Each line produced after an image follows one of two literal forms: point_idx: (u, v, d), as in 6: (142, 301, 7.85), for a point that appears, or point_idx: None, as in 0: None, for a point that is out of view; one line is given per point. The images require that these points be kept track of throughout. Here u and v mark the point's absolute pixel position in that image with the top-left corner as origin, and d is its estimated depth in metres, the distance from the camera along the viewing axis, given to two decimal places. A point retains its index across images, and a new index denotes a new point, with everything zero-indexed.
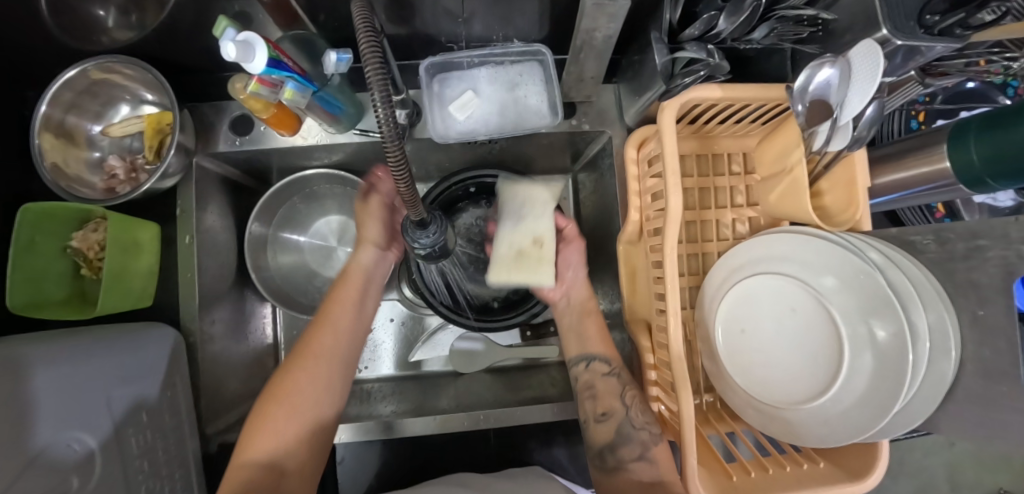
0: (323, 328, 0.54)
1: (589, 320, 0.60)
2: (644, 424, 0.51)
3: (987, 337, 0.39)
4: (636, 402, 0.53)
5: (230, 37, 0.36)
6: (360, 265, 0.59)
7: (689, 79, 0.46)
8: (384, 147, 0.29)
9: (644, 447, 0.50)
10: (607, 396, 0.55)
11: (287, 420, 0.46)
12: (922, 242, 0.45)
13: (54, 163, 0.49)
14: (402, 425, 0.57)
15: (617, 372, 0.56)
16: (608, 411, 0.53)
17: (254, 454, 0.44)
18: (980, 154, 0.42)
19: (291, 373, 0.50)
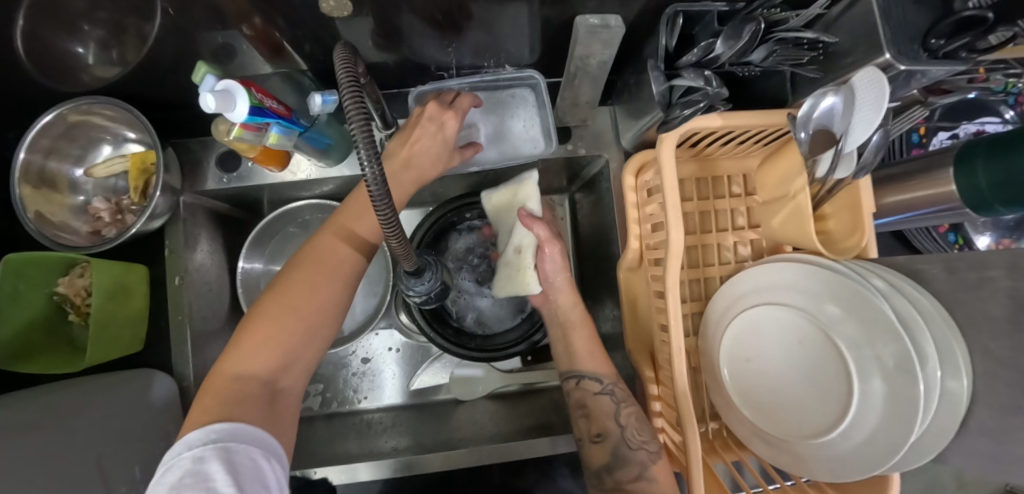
0: (324, 257, 0.44)
1: (577, 333, 0.57)
2: (641, 444, 0.49)
3: (999, 370, 0.38)
4: (632, 421, 0.51)
5: (208, 89, 0.35)
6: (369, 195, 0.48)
7: (689, 110, 0.45)
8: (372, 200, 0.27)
9: (644, 466, 0.48)
10: (602, 417, 0.53)
11: (280, 326, 0.39)
12: (929, 271, 0.44)
13: (38, 212, 0.47)
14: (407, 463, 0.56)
15: (611, 389, 0.55)
16: (603, 432, 0.52)
17: (241, 367, 0.37)
18: (988, 180, 0.40)
19: (296, 275, 0.42)
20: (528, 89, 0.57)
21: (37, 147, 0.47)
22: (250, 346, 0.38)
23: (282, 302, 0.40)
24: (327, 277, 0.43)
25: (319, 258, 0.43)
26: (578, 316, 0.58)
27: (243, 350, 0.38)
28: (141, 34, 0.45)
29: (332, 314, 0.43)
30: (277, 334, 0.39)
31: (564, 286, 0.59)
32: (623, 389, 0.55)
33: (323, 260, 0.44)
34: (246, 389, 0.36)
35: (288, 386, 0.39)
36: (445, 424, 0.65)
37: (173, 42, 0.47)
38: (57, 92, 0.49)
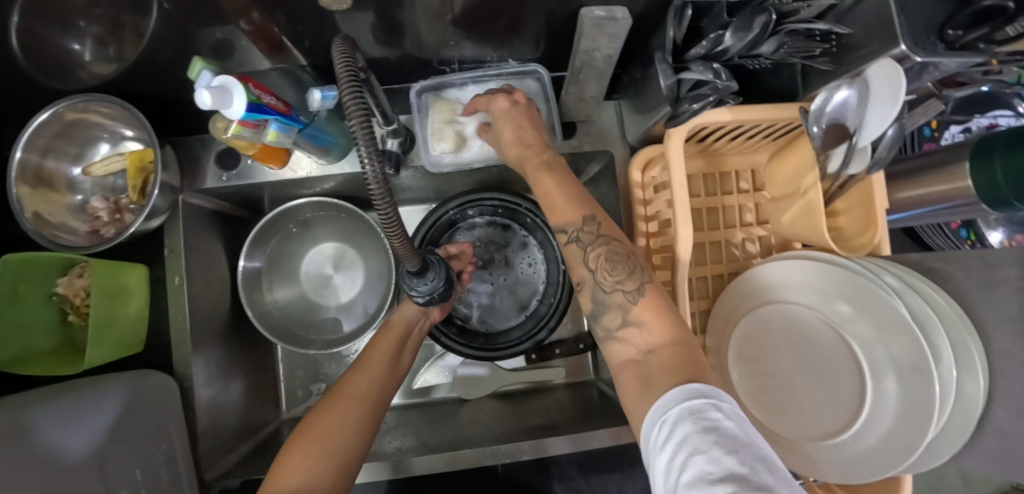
0: (368, 362, 0.52)
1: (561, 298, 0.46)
2: (615, 284, 0.39)
3: (1016, 370, 0.37)
4: (603, 261, 0.40)
5: (204, 85, 0.34)
6: (403, 316, 0.56)
7: (697, 104, 0.43)
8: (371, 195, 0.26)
9: (624, 309, 0.38)
10: (575, 265, 0.43)
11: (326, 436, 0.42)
12: (947, 269, 0.43)
13: (36, 211, 0.47)
14: (407, 463, 0.54)
15: (577, 236, 0.42)
16: (581, 280, 0.42)
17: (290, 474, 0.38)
18: (1005, 175, 0.39)
19: (320, 420, 0.44)
20: (533, 81, 0.55)
21: (34, 146, 0.46)
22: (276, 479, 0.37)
23: (314, 438, 0.42)
24: (353, 409, 0.45)
25: (339, 398, 0.46)
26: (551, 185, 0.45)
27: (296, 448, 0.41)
28: (137, 30, 0.44)
29: (377, 382, 0.50)
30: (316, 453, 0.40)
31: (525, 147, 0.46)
32: (598, 225, 0.41)
33: (364, 367, 0.51)
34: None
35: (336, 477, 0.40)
36: (445, 424, 0.64)
37: (169, 37, 0.46)
38: (53, 91, 0.48)
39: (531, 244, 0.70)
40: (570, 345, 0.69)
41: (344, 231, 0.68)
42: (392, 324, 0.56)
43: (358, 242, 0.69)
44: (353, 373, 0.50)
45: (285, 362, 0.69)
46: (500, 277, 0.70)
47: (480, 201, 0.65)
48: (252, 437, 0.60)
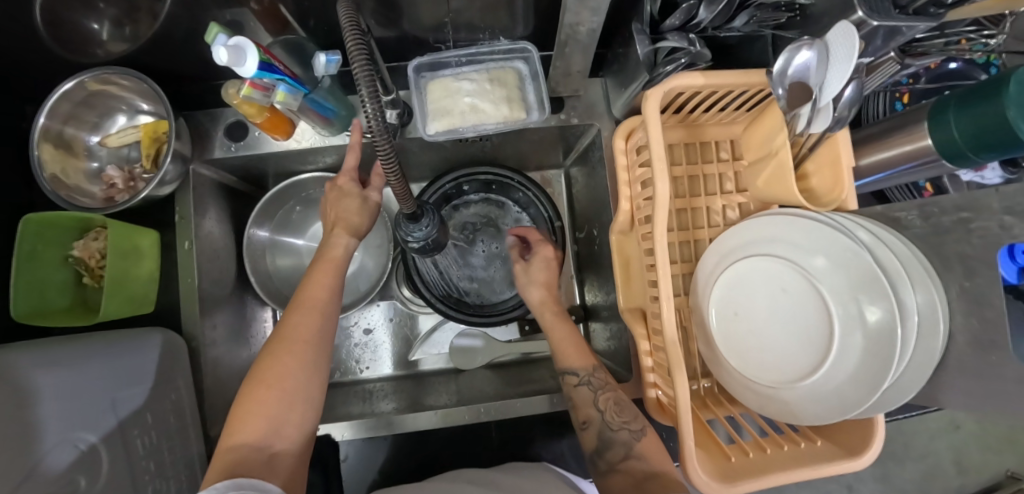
0: (307, 297, 0.48)
1: (556, 331, 0.59)
2: (622, 424, 0.49)
3: (975, 308, 0.40)
4: (611, 404, 0.51)
5: (222, 43, 0.37)
6: (335, 250, 0.53)
7: (671, 67, 0.47)
8: (375, 144, 0.31)
9: (629, 446, 0.48)
10: (585, 406, 0.52)
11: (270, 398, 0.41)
12: (906, 218, 0.46)
13: (53, 174, 0.50)
14: (403, 420, 0.56)
15: (589, 380, 0.53)
16: (588, 419, 0.51)
17: (236, 442, 0.38)
18: (960, 132, 0.42)
19: (268, 363, 0.43)
20: (522, 61, 0.58)
21: (55, 114, 0.50)
22: (237, 424, 0.39)
23: (265, 386, 0.42)
24: (298, 349, 0.44)
25: (282, 340, 0.45)
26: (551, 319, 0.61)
27: (235, 424, 0.39)
28: (152, 13, 0.47)
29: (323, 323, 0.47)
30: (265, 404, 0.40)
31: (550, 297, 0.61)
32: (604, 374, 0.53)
33: (303, 301, 0.48)
34: (242, 456, 0.38)
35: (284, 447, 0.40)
36: (442, 391, 0.67)
37: (183, 18, 0.49)
38: (73, 65, 0.52)
39: (524, 220, 0.74)
40: None
41: None
42: (327, 258, 0.52)
43: None
44: (294, 309, 0.47)
45: None
46: (494, 250, 0.73)
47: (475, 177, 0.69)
48: None
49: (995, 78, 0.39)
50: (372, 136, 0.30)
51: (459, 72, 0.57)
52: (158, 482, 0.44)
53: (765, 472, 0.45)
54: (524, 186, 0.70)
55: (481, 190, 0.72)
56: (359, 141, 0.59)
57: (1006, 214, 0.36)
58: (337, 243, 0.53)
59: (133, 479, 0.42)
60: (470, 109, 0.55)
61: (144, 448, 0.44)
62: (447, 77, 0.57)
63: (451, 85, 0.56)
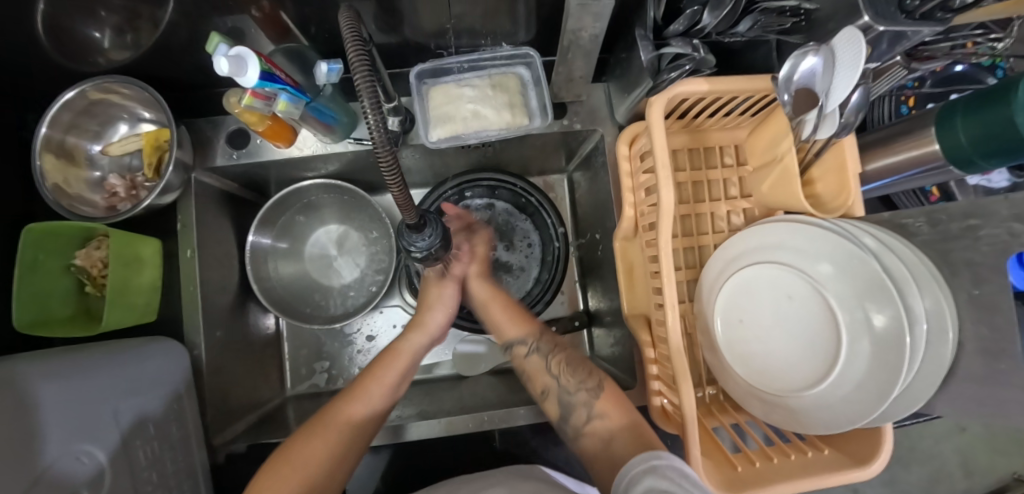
0: (367, 387, 0.53)
1: (491, 306, 0.63)
2: (580, 386, 0.52)
3: (985, 316, 0.39)
4: (563, 366, 0.55)
5: (223, 53, 0.37)
6: (410, 346, 0.59)
7: (675, 74, 0.46)
8: (377, 155, 0.29)
9: (589, 406, 0.50)
10: (539, 374, 0.55)
11: (297, 469, 0.44)
12: (914, 225, 0.45)
13: (56, 184, 0.50)
14: (410, 428, 0.56)
15: (537, 347, 0.57)
16: (546, 387, 0.54)
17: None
18: (969, 138, 0.42)
19: (313, 440, 0.46)
20: (524, 67, 0.58)
21: (56, 123, 0.49)
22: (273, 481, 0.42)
23: (297, 453, 0.45)
24: (325, 452, 0.46)
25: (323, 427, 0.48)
26: (487, 294, 0.63)
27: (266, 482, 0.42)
28: (153, 20, 0.47)
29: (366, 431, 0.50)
30: (302, 472, 0.44)
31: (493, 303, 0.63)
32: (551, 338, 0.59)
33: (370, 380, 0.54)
34: None
35: None
36: (443, 397, 0.67)
37: (184, 26, 0.49)
38: (75, 74, 0.51)
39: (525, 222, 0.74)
40: (566, 322, 0.74)
41: (347, 213, 0.71)
42: (395, 352, 0.57)
43: (362, 225, 0.72)
44: (357, 394, 0.51)
45: (291, 339, 0.72)
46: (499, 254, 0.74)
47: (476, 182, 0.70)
48: (257, 409, 0.62)
49: (1004, 83, 0.39)
50: (375, 146, 0.28)
51: (461, 78, 0.57)
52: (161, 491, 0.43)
53: (771, 482, 0.45)
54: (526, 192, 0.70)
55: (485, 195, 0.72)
56: (361, 148, 0.59)
57: (1015, 223, 0.35)
58: (413, 340, 0.60)
59: (137, 490, 0.40)
60: (472, 115, 0.55)
61: (146, 458, 0.43)
62: (449, 83, 0.57)
63: (452, 91, 0.56)
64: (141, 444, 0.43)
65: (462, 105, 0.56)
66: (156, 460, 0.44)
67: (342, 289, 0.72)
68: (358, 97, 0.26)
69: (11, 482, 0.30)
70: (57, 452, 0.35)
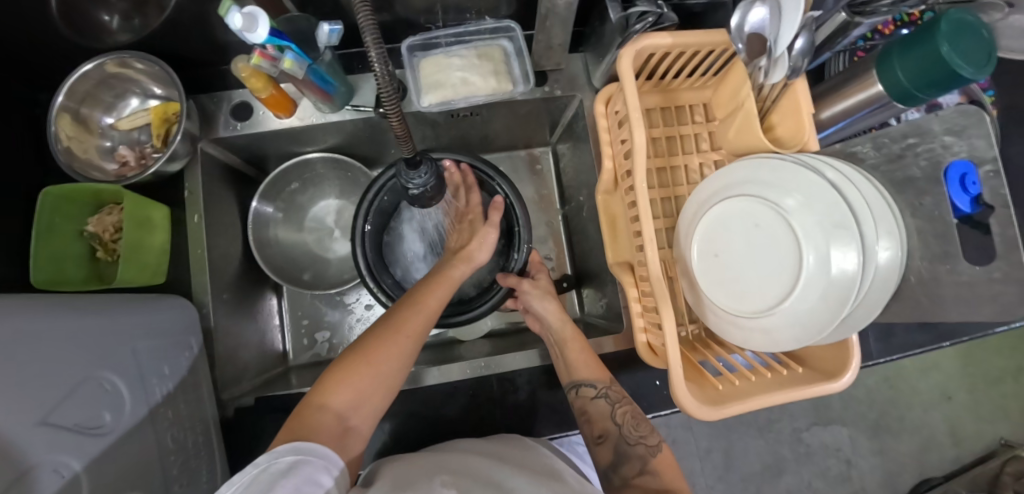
0: (417, 304, 0.52)
1: (569, 345, 0.59)
2: (639, 439, 0.53)
3: (927, 225, 0.44)
4: (627, 417, 0.55)
5: (237, 9, 0.41)
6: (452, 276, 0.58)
7: (640, 26, 0.51)
8: (379, 86, 0.34)
9: (644, 460, 0.52)
10: (600, 419, 0.55)
11: (364, 379, 0.45)
12: (863, 151, 0.50)
13: (69, 147, 0.53)
14: (430, 373, 0.62)
15: (605, 393, 0.56)
16: (605, 433, 0.54)
17: (331, 400, 0.43)
18: (906, 75, 0.47)
19: (372, 348, 0.47)
20: (507, 39, 0.63)
21: (72, 95, 0.53)
22: (337, 383, 0.44)
23: (367, 361, 0.46)
24: (386, 364, 0.47)
25: (383, 337, 0.48)
26: (569, 332, 0.61)
27: (330, 387, 0.44)
28: (160, 5, 0.49)
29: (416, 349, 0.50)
30: (363, 377, 0.45)
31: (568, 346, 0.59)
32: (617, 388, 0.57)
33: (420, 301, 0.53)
34: (322, 418, 0.41)
35: (355, 428, 0.44)
36: (442, 356, 0.71)
37: (191, 11, 0.52)
38: (87, 54, 0.55)
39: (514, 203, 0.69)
40: None
41: (344, 188, 0.76)
42: (445, 277, 0.56)
43: (357, 197, 0.76)
44: (411, 308, 0.52)
45: (292, 311, 0.75)
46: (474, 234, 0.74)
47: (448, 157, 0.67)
48: (262, 376, 0.64)
49: (930, 21, 0.43)
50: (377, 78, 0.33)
51: (449, 51, 0.62)
52: (176, 431, 0.46)
53: (749, 396, 0.48)
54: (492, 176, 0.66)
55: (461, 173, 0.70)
56: (360, 115, 0.63)
57: None
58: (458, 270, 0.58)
59: (154, 425, 0.43)
60: (461, 83, 0.60)
61: (164, 398, 0.45)
62: (437, 54, 0.61)
63: (441, 63, 0.60)
64: (158, 382, 0.45)
65: (451, 74, 0.60)
66: (172, 400, 0.46)
67: (342, 261, 0.76)
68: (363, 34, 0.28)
69: (45, 392, 0.32)
70: (87, 374, 0.37)
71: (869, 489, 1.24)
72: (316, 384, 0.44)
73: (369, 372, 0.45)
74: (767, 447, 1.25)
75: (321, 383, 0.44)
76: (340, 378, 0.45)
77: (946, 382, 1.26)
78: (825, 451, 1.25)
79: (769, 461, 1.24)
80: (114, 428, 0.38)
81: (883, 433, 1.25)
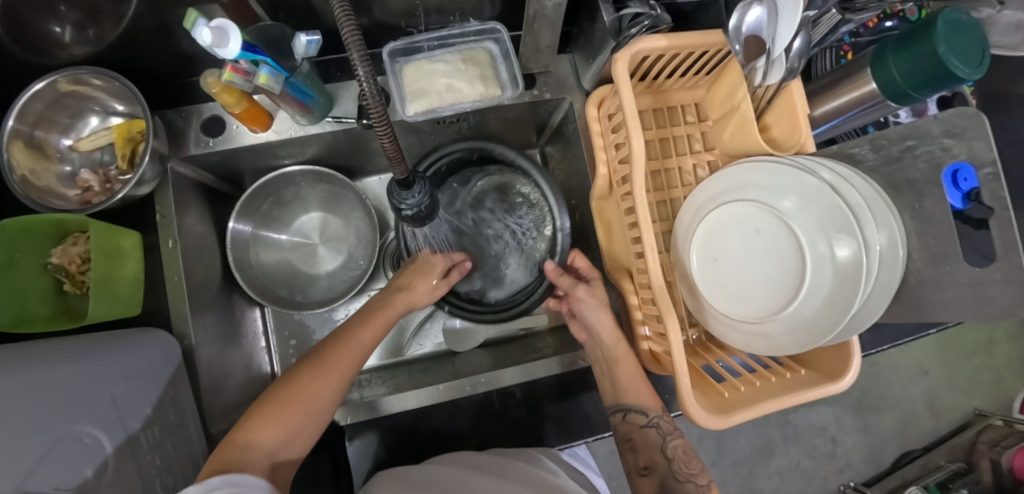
0: (359, 324, 0.52)
1: (620, 368, 0.57)
2: (689, 477, 0.51)
3: (927, 226, 0.44)
4: (679, 452, 0.53)
5: (204, 23, 0.38)
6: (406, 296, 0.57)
7: (635, 30, 0.50)
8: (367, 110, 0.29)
9: None
10: (648, 449, 0.54)
11: (298, 411, 0.42)
12: (860, 153, 0.50)
13: (24, 175, 0.48)
14: (392, 401, 0.58)
15: (656, 422, 0.55)
16: (651, 464, 0.53)
17: (258, 440, 0.39)
18: (902, 74, 0.47)
19: (307, 374, 0.44)
20: (492, 42, 0.60)
21: (24, 118, 0.48)
22: (267, 422, 0.40)
23: (299, 392, 0.43)
24: (324, 389, 0.44)
25: (326, 363, 0.46)
26: (622, 351, 0.57)
27: (262, 427, 0.40)
28: (115, 14, 0.45)
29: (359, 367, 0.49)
30: (292, 416, 0.41)
31: (620, 369, 0.57)
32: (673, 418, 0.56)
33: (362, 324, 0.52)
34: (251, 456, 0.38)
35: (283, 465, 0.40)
36: (438, 371, 0.69)
37: (149, 21, 0.47)
38: (35, 71, 0.50)
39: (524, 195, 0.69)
40: None
41: (327, 200, 0.73)
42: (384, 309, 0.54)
43: (342, 209, 0.73)
44: (347, 337, 0.49)
45: (278, 331, 0.72)
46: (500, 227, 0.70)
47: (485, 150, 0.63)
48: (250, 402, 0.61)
49: (926, 20, 0.43)
50: (365, 102, 0.28)
51: (434, 55, 0.59)
52: (165, 475, 0.43)
53: (755, 402, 0.48)
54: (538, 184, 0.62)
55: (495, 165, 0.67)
56: (341, 127, 0.59)
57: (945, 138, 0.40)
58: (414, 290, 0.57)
59: (140, 472, 0.40)
60: (449, 89, 0.57)
61: (149, 442, 0.42)
62: (420, 58, 0.58)
63: (425, 68, 0.57)
64: (142, 426, 0.42)
65: (433, 79, 0.57)
66: (159, 443, 0.43)
67: (328, 275, 0.73)
68: (346, 45, 0.26)
69: (15, 460, 0.29)
70: (64, 431, 0.34)
71: (854, 465, 1.29)
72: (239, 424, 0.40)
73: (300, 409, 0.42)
74: (757, 431, 1.28)
75: (247, 422, 0.40)
76: (266, 416, 0.40)
77: (924, 359, 1.31)
78: (811, 432, 1.29)
79: (760, 444, 1.28)
80: (97, 485, 0.35)
81: (866, 410, 1.30)
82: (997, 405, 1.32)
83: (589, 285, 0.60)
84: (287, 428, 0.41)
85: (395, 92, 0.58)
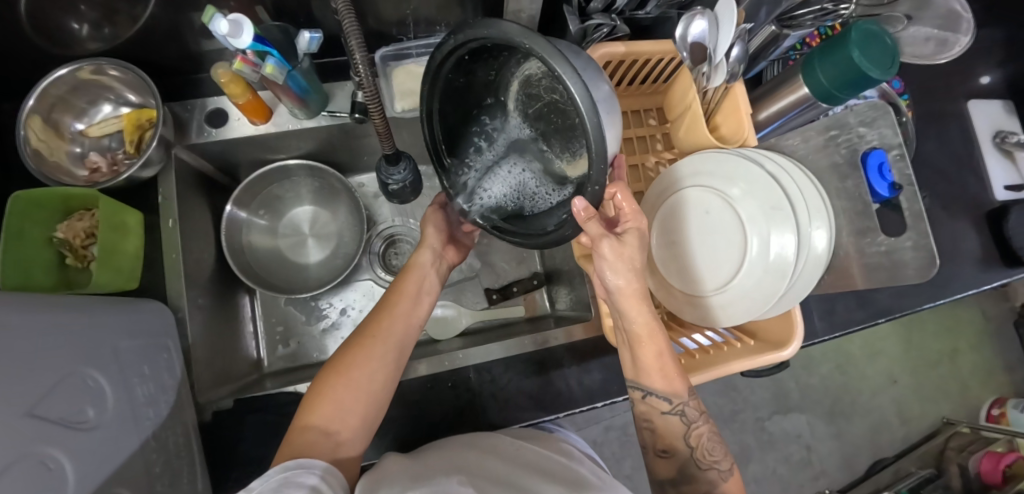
0: (393, 302, 0.56)
1: (643, 348, 0.49)
2: (712, 464, 0.50)
3: (851, 205, 0.51)
4: (704, 441, 0.50)
5: (222, 17, 0.44)
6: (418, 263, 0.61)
7: (595, 35, 0.58)
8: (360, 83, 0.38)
9: (714, 485, 0.49)
10: (670, 436, 0.51)
11: (346, 391, 0.47)
12: (795, 146, 0.57)
13: (36, 150, 0.53)
14: None
15: (681, 411, 0.50)
16: (671, 449, 0.51)
17: (316, 417, 0.45)
18: (827, 77, 0.54)
19: (346, 360, 0.49)
20: None
21: (43, 100, 0.53)
22: (319, 403, 0.46)
23: (342, 376, 0.48)
24: (369, 368, 0.49)
25: (367, 339, 0.50)
26: (645, 328, 0.49)
27: (317, 406, 0.45)
28: (132, 15, 0.51)
29: (408, 341, 0.54)
30: (343, 395, 0.46)
31: (638, 346, 0.50)
32: (700, 403, 0.51)
33: (394, 302, 0.56)
34: (314, 437, 0.43)
35: (345, 439, 0.45)
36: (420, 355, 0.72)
37: (164, 21, 0.53)
38: (55, 61, 0.55)
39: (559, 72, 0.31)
40: (526, 282, 0.81)
41: (319, 195, 0.77)
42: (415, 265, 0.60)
43: (332, 205, 0.78)
44: (387, 313, 0.54)
45: (266, 318, 0.75)
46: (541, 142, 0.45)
47: (485, 41, 0.36)
48: (236, 382, 0.63)
49: (842, 31, 0.50)
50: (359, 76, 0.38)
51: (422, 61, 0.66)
52: (157, 430, 0.46)
53: (707, 366, 0.53)
54: (554, 77, 0.32)
55: (507, 53, 0.39)
56: (335, 121, 0.64)
57: None
58: (420, 257, 0.61)
59: (135, 421, 0.43)
60: None
61: (144, 396, 0.45)
62: (408, 63, 0.66)
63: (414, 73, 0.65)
64: (138, 381, 0.45)
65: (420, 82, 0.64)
66: (152, 399, 0.46)
67: (318, 265, 0.77)
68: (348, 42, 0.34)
69: (29, 383, 0.32)
70: (70, 370, 0.37)
71: (829, 471, 1.32)
72: (300, 407, 0.46)
73: (347, 393, 0.47)
74: (733, 437, 1.31)
75: (306, 406, 0.46)
76: (321, 397, 0.46)
77: (891, 367, 1.36)
78: (787, 438, 1.32)
79: (737, 450, 1.30)
80: (96, 424, 0.38)
81: (838, 417, 1.34)
82: (962, 410, 1.37)
83: (616, 237, 0.47)
84: (340, 406, 0.46)
85: (386, 93, 0.65)
